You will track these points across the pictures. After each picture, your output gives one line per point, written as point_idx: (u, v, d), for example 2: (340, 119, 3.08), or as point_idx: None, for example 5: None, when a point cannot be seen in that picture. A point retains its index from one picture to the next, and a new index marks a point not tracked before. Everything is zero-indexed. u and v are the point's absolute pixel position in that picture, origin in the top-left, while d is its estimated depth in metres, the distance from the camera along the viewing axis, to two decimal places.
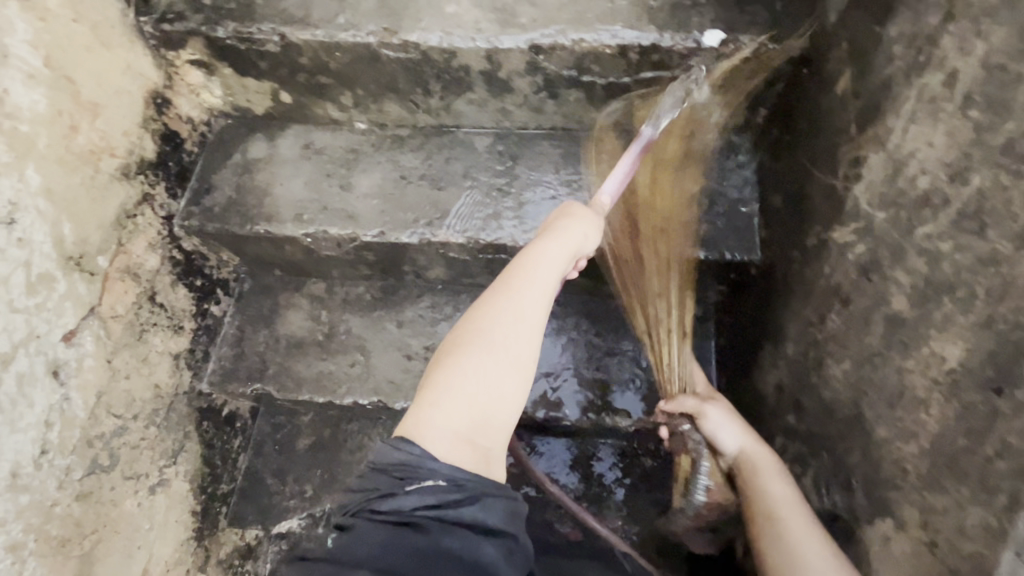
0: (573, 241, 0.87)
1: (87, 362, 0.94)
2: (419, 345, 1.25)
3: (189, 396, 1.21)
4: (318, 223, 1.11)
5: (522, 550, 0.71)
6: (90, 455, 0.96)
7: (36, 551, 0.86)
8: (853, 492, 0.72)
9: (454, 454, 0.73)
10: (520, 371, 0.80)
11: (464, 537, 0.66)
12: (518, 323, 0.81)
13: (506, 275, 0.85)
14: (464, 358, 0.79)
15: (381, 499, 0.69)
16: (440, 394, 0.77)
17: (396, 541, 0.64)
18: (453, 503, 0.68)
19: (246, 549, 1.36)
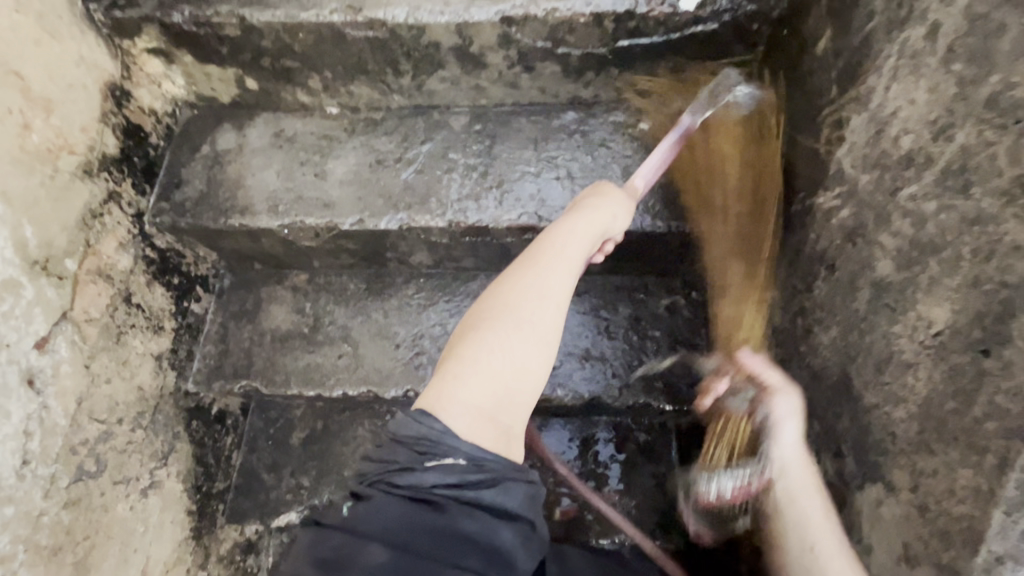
0: (601, 222, 0.89)
1: (64, 369, 0.91)
2: (407, 333, 1.24)
3: (175, 396, 1.19)
4: (293, 214, 1.08)
5: (537, 530, 0.76)
6: (75, 462, 0.94)
7: (27, 561, 0.85)
8: (844, 458, 0.74)
9: (474, 429, 0.76)
10: (543, 348, 0.83)
11: (479, 519, 0.71)
12: (543, 302, 0.84)
13: (532, 255, 0.88)
14: (491, 334, 0.82)
15: (400, 473, 0.73)
16: (465, 368, 0.80)
17: (413, 517, 0.70)
18: (471, 485, 0.72)
19: (246, 544, 1.34)
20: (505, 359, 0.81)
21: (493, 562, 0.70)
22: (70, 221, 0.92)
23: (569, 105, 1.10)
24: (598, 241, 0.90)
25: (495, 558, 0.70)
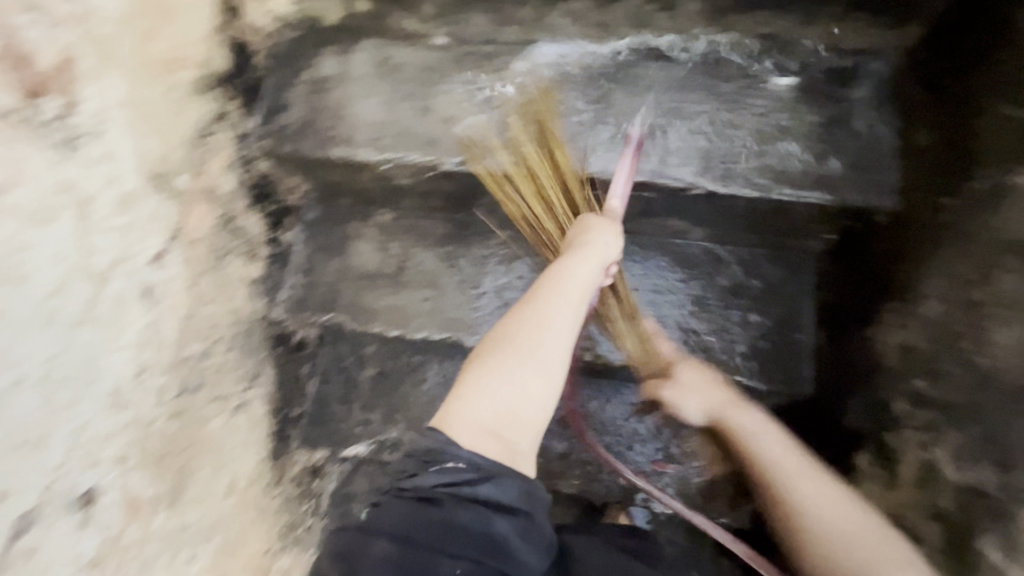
0: (595, 253, 0.91)
1: (174, 285, 0.93)
2: (491, 284, 1.21)
3: (263, 323, 1.20)
4: (397, 149, 1.04)
5: (539, 525, 0.77)
6: (181, 376, 0.97)
7: (138, 462, 0.90)
8: (1011, 469, 0.67)
9: (478, 445, 0.78)
10: (545, 374, 0.84)
11: (476, 512, 0.73)
12: (546, 331, 0.85)
13: (534, 286, 0.91)
14: (492, 363, 0.84)
15: (407, 476, 0.77)
16: (471, 388, 0.83)
17: (417, 515, 0.73)
18: (469, 482, 0.75)
19: (314, 468, 1.32)
20: (508, 385, 0.82)
21: (493, 555, 0.72)
22: (184, 137, 0.91)
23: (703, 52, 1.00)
24: (600, 270, 0.91)
25: (494, 551, 0.72)
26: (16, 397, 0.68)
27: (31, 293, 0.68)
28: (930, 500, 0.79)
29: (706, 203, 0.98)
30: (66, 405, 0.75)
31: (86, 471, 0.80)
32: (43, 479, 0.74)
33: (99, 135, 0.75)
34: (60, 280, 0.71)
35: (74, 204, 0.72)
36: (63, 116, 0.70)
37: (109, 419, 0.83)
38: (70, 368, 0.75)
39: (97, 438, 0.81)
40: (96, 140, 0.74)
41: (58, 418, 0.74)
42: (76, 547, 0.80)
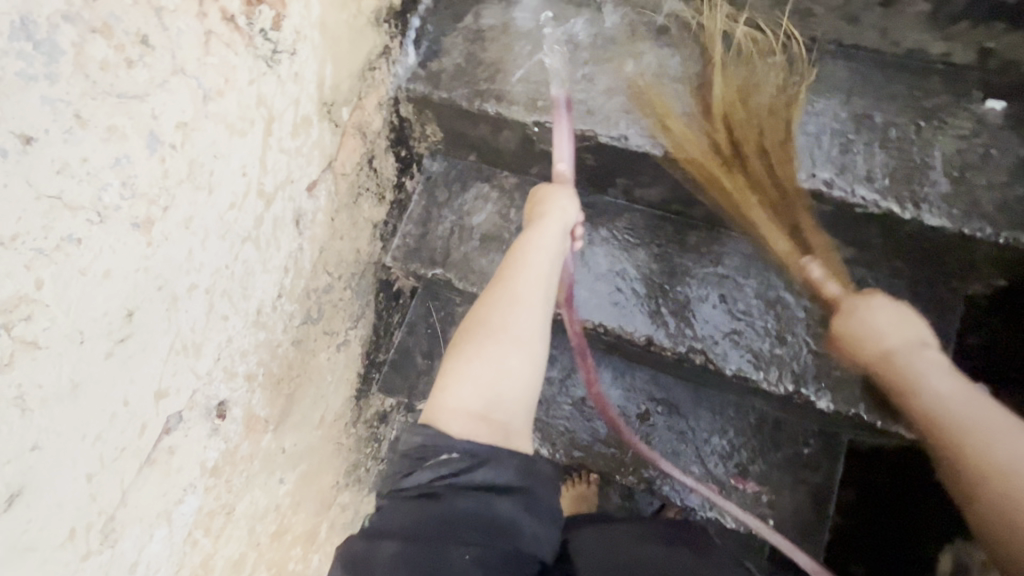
0: (554, 219, 0.99)
1: (319, 216, 0.93)
2: (610, 268, 1.16)
3: (376, 268, 1.20)
4: (553, 111, 1.01)
5: (540, 499, 0.85)
6: (306, 306, 0.98)
7: (262, 383, 0.91)
8: None
9: (466, 430, 0.84)
10: (522, 350, 0.89)
11: (478, 497, 0.80)
12: (520, 308, 0.91)
13: (504, 269, 0.96)
14: (469, 352, 0.89)
15: (404, 477, 0.84)
16: (452, 377, 0.88)
17: (421, 511, 0.79)
18: (466, 470, 0.82)
19: (382, 413, 1.43)
20: (489, 368, 0.87)
21: (503, 534, 0.80)
22: (356, 67, 0.89)
23: (895, 59, 0.96)
24: (562, 237, 0.99)
25: (503, 529, 0.80)
26: (190, 304, 0.69)
27: (216, 202, 0.67)
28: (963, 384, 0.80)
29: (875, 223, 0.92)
30: (222, 317, 0.76)
31: (224, 382, 0.82)
32: (194, 385, 0.75)
33: (294, 53, 0.73)
34: (237, 196, 0.70)
35: (264, 120, 0.71)
36: (273, 28, 0.69)
37: (249, 336, 0.84)
38: (231, 282, 0.75)
39: (238, 352, 0.82)
40: (291, 57, 0.73)
41: (215, 330, 0.75)
42: (203, 454, 0.82)
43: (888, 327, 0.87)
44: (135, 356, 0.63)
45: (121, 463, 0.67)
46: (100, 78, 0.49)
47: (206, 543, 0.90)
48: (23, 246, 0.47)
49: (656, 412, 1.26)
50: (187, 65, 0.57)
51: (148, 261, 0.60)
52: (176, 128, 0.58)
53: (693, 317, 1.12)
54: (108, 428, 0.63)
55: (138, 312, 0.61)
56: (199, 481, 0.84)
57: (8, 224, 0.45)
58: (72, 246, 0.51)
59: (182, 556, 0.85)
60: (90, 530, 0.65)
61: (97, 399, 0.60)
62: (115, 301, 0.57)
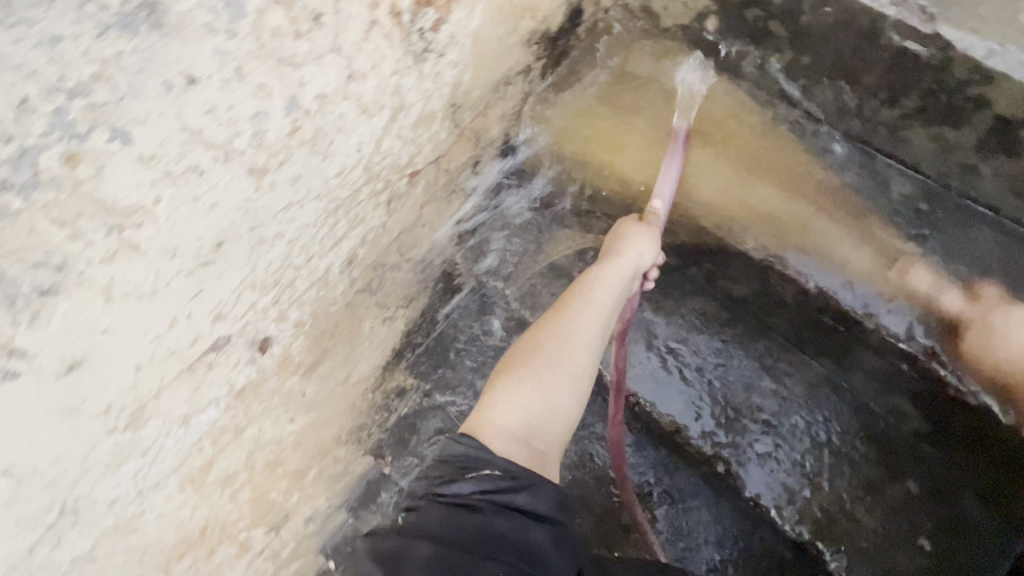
0: (630, 262, 0.95)
1: (410, 200, 0.96)
2: (665, 342, 1.11)
3: (443, 260, 1.22)
4: (665, 177, 0.99)
5: (568, 534, 0.80)
6: (370, 277, 1.02)
7: (308, 331, 0.97)
8: None
9: (510, 451, 0.82)
10: (572, 384, 0.88)
11: (514, 520, 0.76)
12: (578, 342, 0.90)
13: (564, 300, 0.95)
14: (520, 376, 0.88)
15: (445, 484, 0.80)
16: (500, 395, 0.87)
17: (457, 520, 0.75)
18: (506, 490, 0.78)
19: (399, 390, 1.39)
20: (538, 397, 0.86)
21: (530, 561, 0.74)
22: (494, 79, 0.92)
23: None
24: (631, 278, 0.96)
25: (535, 560, 0.74)
26: (272, 248, 0.74)
27: (326, 168, 0.72)
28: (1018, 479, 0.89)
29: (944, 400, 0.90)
30: (296, 266, 0.81)
31: (275, 322, 0.87)
32: (250, 316, 0.81)
33: (441, 55, 0.77)
34: (346, 167, 0.75)
35: (394, 107, 0.75)
36: (431, 29, 0.73)
37: (311, 289, 0.89)
38: (314, 238, 0.80)
39: (297, 299, 0.88)
40: (436, 58, 0.76)
41: (285, 275, 0.81)
42: (234, 377, 0.89)
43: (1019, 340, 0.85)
44: (211, 279, 0.69)
45: (166, 363, 0.73)
46: (269, 41, 0.56)
47: (210, 451, 0.97)
48: (157, 165, 0.53)
49: (659, 497, 1.20)
50: (344, 47, 0.63)
51: (250, 204, 0.65)
52: (315, 99, 0.63)
53: (730, 422, 1.05)
54: (166, 332, 0.69)
55: (226, 244, 0.66)
56: (223, 398, 0.90)
57: (151, 143, 0.52)
58: (194, 176, 0.57)
59: (186, 456, 0.93)
60: (122, 410, 0.72)
61: (165, 307, 0.66)
62: (211, 230, 0.63)
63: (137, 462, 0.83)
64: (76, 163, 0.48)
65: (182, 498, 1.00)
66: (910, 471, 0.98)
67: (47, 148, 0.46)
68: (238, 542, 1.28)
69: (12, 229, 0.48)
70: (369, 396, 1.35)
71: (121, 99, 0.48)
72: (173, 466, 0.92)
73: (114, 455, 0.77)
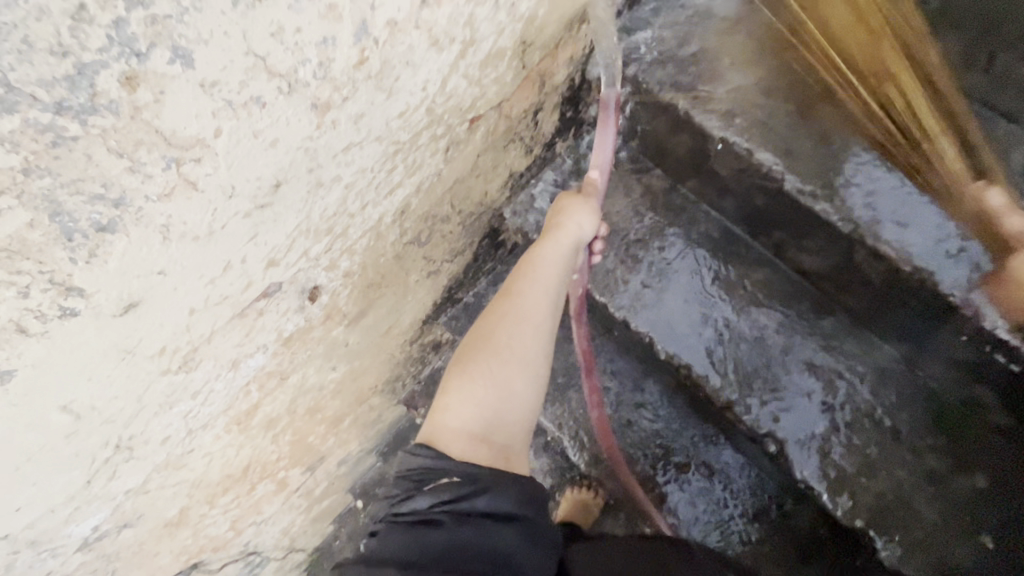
0: (570, 234, 0.93)
1: (468, 148, 0.90)
2: (723, 314, 1.03)
3: (492, 214, 1.17)
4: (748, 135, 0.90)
5: (537, 525, 0.81)
6: (420, 229, 0.98)
7: (356, 282, 0.94)
8: None
9: (469, 451, 0.82)
10: (523, 367, 0.87)
11: (476, 526, 0.77)
12: (524, 325, 0.88)
13: (506, 287, 0.92)
14: (468, 370, 0.86)
15: (403, 501, 0.81)
16: (451, 397, 0.86)
17: (420, 536, 0.77)
18: (465, 496, 0.78)
19: (435, 343, 1.37)
20: (492, 389, 0.85)
21: (500, 564, 0.76)
22: None
23: None
24: (574, 251, 0.94)
25: (503, 562, 0.76)
26: (329, 193, 0.70)
27: (390, 106, 0.66)
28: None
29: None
30: (350, 213, 0.77)
31: (325, 271, 0.84)
32: (303, 263, 0.77)
33: None
34: (408, 106, 0.69)
35: (464, 40, 0.69)
36: None
37: (362, 238, 0.85)
38: (370, 184, 0.75)
39: (348, 248, 0.84)
40: None
41: (339, 222, 0.77)
42: (283, 324, 0.86)
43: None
44: (267, 222, 0.65)
45: (219, 307, 0.71)
46: None
47: (256, 395, 0.97)
48: (218, 92, 0.48)
49: (697, 469, 1.16)
50: None
51: (310, 142, 0.60)
52: (386, 25, 0.57)
53: (789, 402, 0.99)
54: (220, 276, 0.66)
55: (284, 185, 0.62)
56: (271, 345, 0.89)
57: (214, 68, 0.47)
58: (255, 107, 0.52)
59: (234, 399, 0.93)
60: (176, 353, 0.71)
61: (221, 249, 0.62)
62: (270, 169, 0.59)
63: (188, 404, 0.82)
64: (135, 86, 0.43)
65: (228, 438, 1.01)
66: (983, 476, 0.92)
67: (105, 65, 0.41)
68: (277, 480, 1.32)
69: (68, 157, 0.43)
70: (408, 348, 1.33)
71: (184, 11, 0.42)
72: (221, 409, 0.92)
73: (167, 395, 0.77)
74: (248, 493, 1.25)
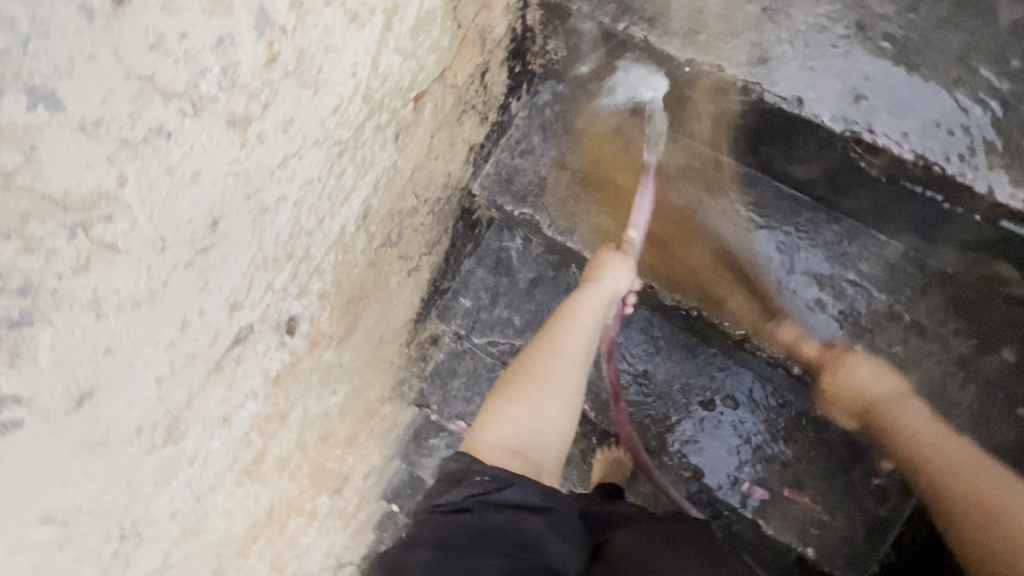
0: (606, 288, 0.90)
1: (420, 131, 0.81)
2: (724, 244, 0.98)
3: (460, 194, 1.10)
4: (713, 50, 0.83)
5: (567, 520, 0.78)
6: (388, 228, 0.89)
7: (333, 302, 0.86)
8: None
9: (503, 461, 0.83)
10: (559, 400, 0.87)
11: (506, 516, 0.74)
12: (561, 361, 0.88)
13: (547, 324, 0.92)
14: (508, 395, 0.87)
15: (439, 495, 0.79)
16: (489, 414, 0.87)
17: (452, 524, 0.75)
18: (495, 488, 0.77)
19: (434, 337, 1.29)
20: (527, 413, 0.86)
21: (529, 549, 0.72)
22: None
23: None
24: (609, 305, 0.91)
25: (531, 548, 0.73)
26: (277, 217, 0.62)
27: (320, 104, 0.58)
28: None
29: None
30: (308, 232, 0.69)
31: (297, 299, 0.76)
32: (270, 298, 0.70)
33: None
34: (342, 99, 0.61)
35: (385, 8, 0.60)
36: None
37: (328, 255, 0.77)
38: (321, 195, 0.67)
39: (316, 268, 0.76)
40: None
41: (298, 246, 0.69)
42: (267, 364, 0.79)
43: (866, 377, 0.92)
44: (215, 266, 0.57)
45: (190, 369, 0.63)
46: None
47: (259, 441, 0.91)
48: (106, 134, 0.40)
49: (723, 403, 1.11)
50: None
51: (239, 165, 0.52)
52: (290, 8, 0.49)
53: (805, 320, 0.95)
54: (180, 337, 0.58)
55: (223, 222, 0.54)
56: (261, 388, 0.82)
57: (91, 104, 0.38)
58: (161, 140, 0.44)
59: (237, 452, 0.86)
60: (156, 428, 0.64)
61: (170, 310, 0.54)
62: (201, 208, 0.50)
63: (188, 471, 0.76)
64: None
65: (243, 490, 0.96)
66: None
67: None
68: (308, 511, 1.28)
69: None
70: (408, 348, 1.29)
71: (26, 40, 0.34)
72: (226, 465, 0.86)
73: (161, 472, 0.70)
74: (280, 533, 1.21)
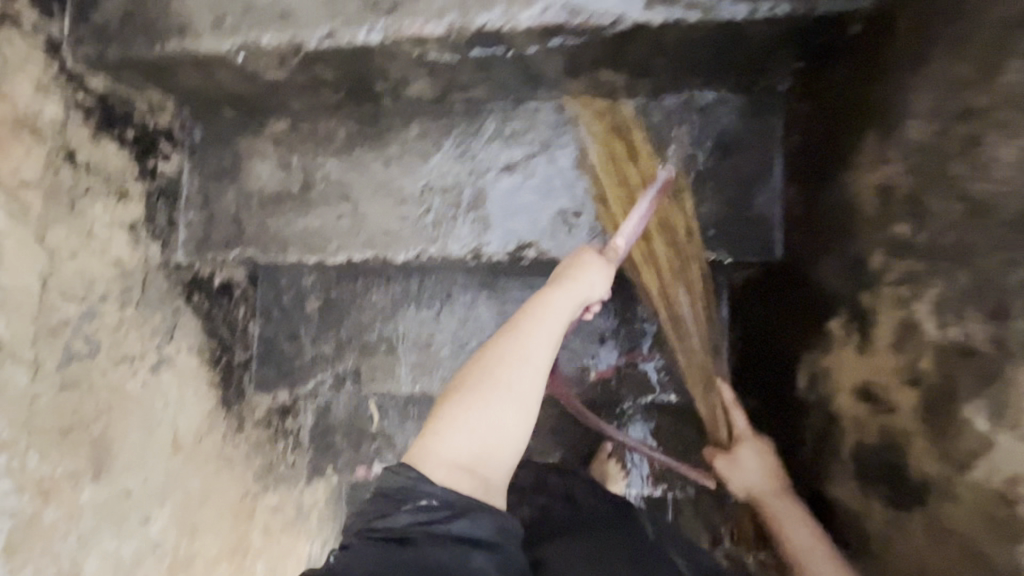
0: (580, 290, 0.81)
1: (16, 242, 0.79)
2: (413, 188, 1.05)
3: (165, 269, 1.07)
4: (245, 29, 0.84)
5: (516, 560, 0.66)
6: (60, 345, 0.85)
7: (34, 444, 0.81)
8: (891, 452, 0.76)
9: (452, 480, 0.68)
10: (519, 403, 0.73)
11: (450, 550, 0.62)
12: (526, 364, 0.75)
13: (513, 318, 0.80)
14: (458, 394, 0.74)
15: (378, 517, 0.66)
16: (442, 421, 0.72)
17: (386, 557, 0.61)
18: (443, 519, 0.64)
19: (282, 408, 1.33)
20: (485, 420, 0.72)
21: None
22: None
23: None
24: (578, 310, 0.82)
25: None
26: None
27: None
28: (912, 362, 0.64)
29: (639, 39, 0.79)
30: None
31: None
32: None
33: None
34: None
35: None
36: None
37: None
38: None
39: None
40: None
41: None
42: None
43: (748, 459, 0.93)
44: None
45: None
46: None
47: None
48: None
49: None
50: None
51: None
52: None
53: (512, 210, 1.03)
54: None
55: None
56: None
57: None
58: None
59: None
60: None
61: None
62: None
63: None
64: None
65: None
66: (836, 125, 0.81)
67: None
68: None
69: None
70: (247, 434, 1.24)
71: None
72: None
73: None
74: None
